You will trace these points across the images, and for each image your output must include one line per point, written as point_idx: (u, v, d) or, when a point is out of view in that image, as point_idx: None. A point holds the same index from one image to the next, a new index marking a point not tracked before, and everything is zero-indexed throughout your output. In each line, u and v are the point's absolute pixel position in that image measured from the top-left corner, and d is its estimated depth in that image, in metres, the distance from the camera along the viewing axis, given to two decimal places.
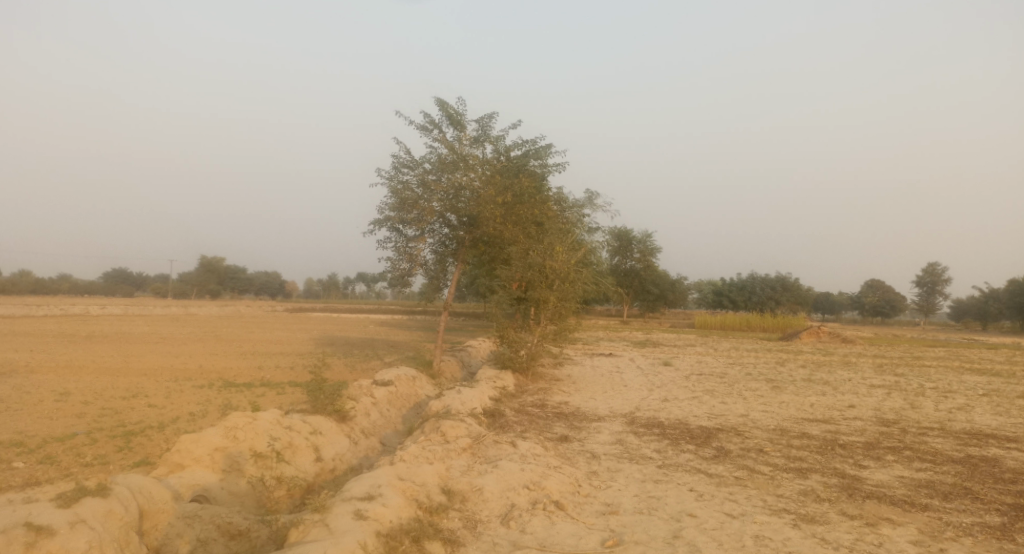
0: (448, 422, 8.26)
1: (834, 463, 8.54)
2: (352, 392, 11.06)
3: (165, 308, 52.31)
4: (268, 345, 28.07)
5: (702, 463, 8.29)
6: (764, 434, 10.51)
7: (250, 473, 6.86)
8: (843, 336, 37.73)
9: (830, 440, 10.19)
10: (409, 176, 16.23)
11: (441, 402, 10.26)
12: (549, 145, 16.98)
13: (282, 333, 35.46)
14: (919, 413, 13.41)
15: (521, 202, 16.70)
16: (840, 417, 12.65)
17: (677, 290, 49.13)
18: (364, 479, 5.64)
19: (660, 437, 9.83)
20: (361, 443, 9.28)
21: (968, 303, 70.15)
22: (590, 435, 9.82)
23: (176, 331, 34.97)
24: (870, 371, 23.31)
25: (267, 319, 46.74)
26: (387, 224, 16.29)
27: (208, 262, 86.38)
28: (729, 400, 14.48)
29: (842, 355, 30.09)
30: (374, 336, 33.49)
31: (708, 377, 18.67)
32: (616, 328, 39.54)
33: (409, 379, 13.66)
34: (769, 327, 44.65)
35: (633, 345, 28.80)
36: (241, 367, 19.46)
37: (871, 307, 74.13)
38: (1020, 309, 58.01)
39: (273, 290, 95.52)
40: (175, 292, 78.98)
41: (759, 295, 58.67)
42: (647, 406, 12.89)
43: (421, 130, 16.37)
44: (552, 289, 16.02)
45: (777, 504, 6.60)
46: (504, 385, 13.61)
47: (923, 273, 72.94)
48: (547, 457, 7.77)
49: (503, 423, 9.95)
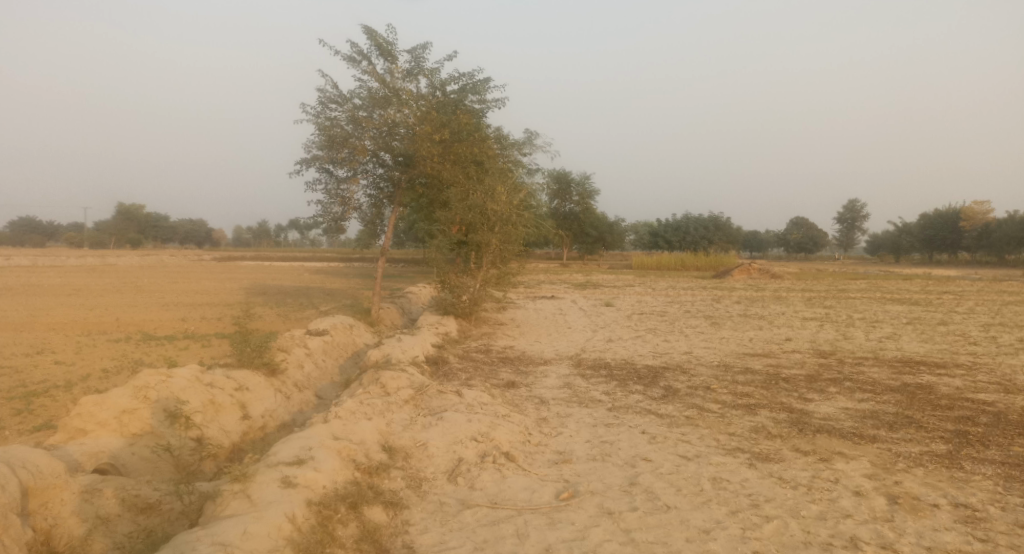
0: (387, 373, 7.74)
1: (781, 398, 8.52)
2: (285, 344, 10.37)
3: (79, 260, 49.02)
4: (193, 296, 26.64)
5: (652, 404, 8.10)
6: (710, 371, 10.48)
7: (166, 437, 6.21)
8: (773, 272, 38.90)
9: (773, 375, 10.23)
10: (337, 112, 15.13)
11: (380, 351, 9.72)
12: (487, 79, 16.08)
13: (209, 284, 33.81)
14: (853, 344, 13.75)
15: (459, 139, 15.82)
16: (780, 351, 12.83)
17: (615, 232, 49.42)
18: (293, 441, 5.09)
19: (608, 379, 9.63)
20: (295, 398, 8.69)
21: (885, 238, 73.77)
22: (538, 379, 9.52)
23: (92, 282, 32.75)
24: (802, 305, 24.05)
25: (194, 269, 44.61)
26: (315, 164, 15.24)
27: (126, 211, 81.39)
28: (672, 338, 14.49)
29: (774, 291, 31.00)
30: (309, 284, 32.30)
31: (649, 316, 18.75)
32: (555, 270, 39.50)
33: (345, 328, 13.03)
34: (702, 266, 45.64)
35: (574, 287, 28.77)
36: (163, 320, 18.29)
37: (797, 243, 77.01)
38: (931, 242, 61.40)
39: (200, 240, 91.36)
40: (91, 242, 74.28)
41: (693, 235, 59.86)
42: (592, 347, 12.72)
43: (348, 61, 15.20)
44: (494, 232, 15.48)
45: (731, 444, 6.44)
46: (446, 330, 13.16)
47: (845, 210, 75.98)
48: (494, 405, 7.39)
49: (446, 371, 9.51)
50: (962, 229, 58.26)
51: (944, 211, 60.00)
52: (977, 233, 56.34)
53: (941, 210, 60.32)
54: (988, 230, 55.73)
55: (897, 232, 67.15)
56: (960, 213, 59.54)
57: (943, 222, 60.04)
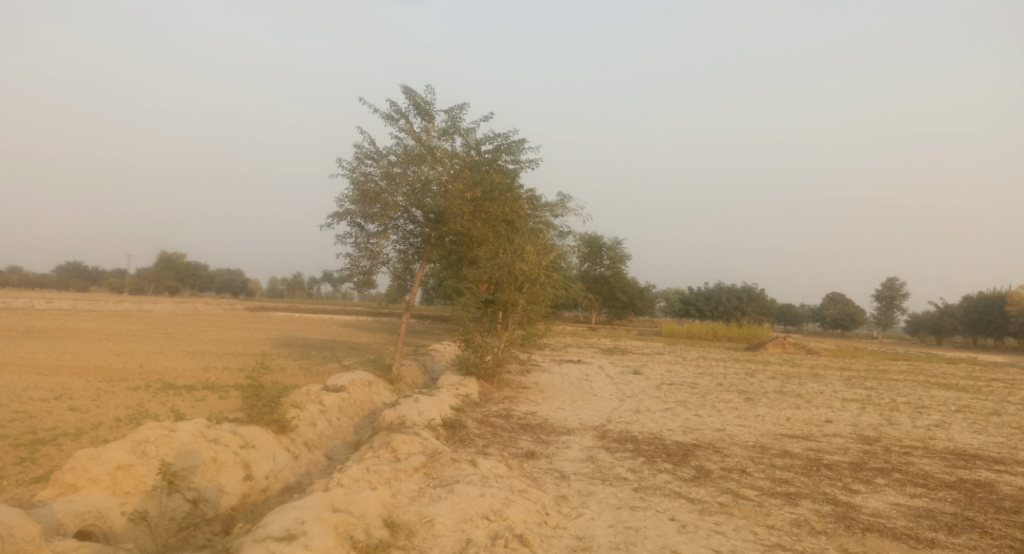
0: (400, 437, 7.32)
1: (824, 488, 7.82)
2: (299, 400, 10.03)
3: (116, 304, 49.88)
4: (220, 345, 26.68)
5: (682, 486, 7.49)
6: (744, 451, 9.80)
7: (159, 496, 5.86)
8: (808, 347, 37.66)
9: (814, 460, 9.50)
10: (372, 168, 15.22)
11: (396, 412, 9.32)
12: (522, 140, 16.10)
13: (237, 332, 33.95)
14: (899, 430, 12.87)
15: (491, 198, 15.75)
16: (820, 433, 12.03)
17: (645, 298, 48.79)
18: (286, 512, 4.68)
19: (635, 454, 9.03)
20: (303, 458, 8.28)
21: (925, 318, 71.48)
22: (560, 451, 8.97)
23: (124, 326, 33.11)
24: (841, 384, 22.98)
25: (225, 317, 45.07)
26: (347, 217, 15.26)
27: (167, 257, 83.57)
28: (703, 412, 13.79)
29: (810, 367, 29.85)
30: (335, 337, 32.19)
31: (679, 387, 18.03)
32: (584, 335, 38.86)
33: (364, 384, 12.67)
34: (735, 337, 44.50)
35: (601, 353, 28.08)
36: (186, 367, 18.16)
37: (833, 318, 75.09)
38: (974, 324, 59.21)
39: (235, 288, 93.04)
40: (131, 286, 76.04)
41: (725, 305, 58.79)
42: (619, 418, 12.12)
43: (386, 119, 15.39)
44: (522, 292, 15.18)
45: (770, 539, 5.82)
46: (467, 392, 12.71)
47: (883, 287, 74.16)
48: (511, 477, 6.89)
49: (463, 437, 9.04)
50: (1007, 313, 56.18)
51: (988, 293, 58.05)
52: None
53: (985, 291, 58.37)
54: None
55: (938, 312, 65.05)
56: (1005, 295, 57.57)
57: (987, 304, 58.03)
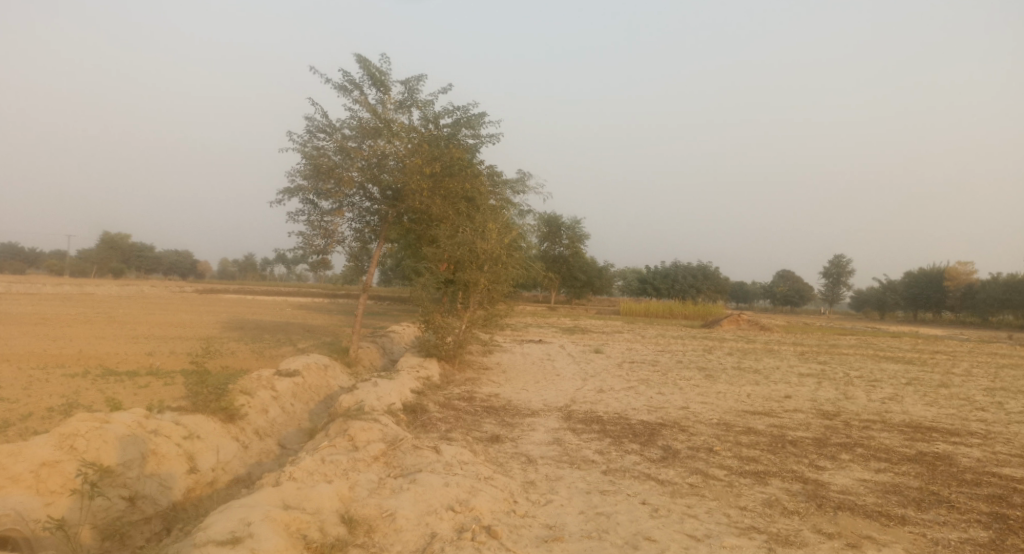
0: (357, 424, 6.92)
1: (791, 465, 7.75)
2: (249, 386, 9.51)
3: (56, 286, 47.61)
4: (167, 329, 25.64)
5: (651, 468, 7.31)
6: (710, 429, 9.71)
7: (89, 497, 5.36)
8: (762, 324, 38.42)
9: (778, 437, 9.47)
10: (325, 141, 14.56)
11: (353, 397, 8.90)
12: (482, 113, 15.61)
13: (186, 315, 32.73)
14: (856, 405, 13.05)
15: (451, 174, 15.27)
16: (781, 409, 12.08)
17: (604, 277, 49.00)
18: (231, 512, 4.26)
19: (601, 435, 8.83)
20: (253, 449, 7.81)
21: (870, 294, 73.92)
22: (524, 434, 8.70)
23: (64, 310, 31.55)
24: (795, 360, 23.41)
25: (173, 300, 43.48)
26: (300, 194, 14.59)
27: (111, 239, 80.32)
28: (666, 390, 13.74)
29: (765, 343, 30.40)
30: (289, 319, 31.31)
31: (641, 366, 18.01)
32: (543, 314, 38.78)
33: (319, 368, 12.17)
34: (691, 314, 45.15)
35: (561, 332, 27.97)
36: (130, 353, 17.30)
37: (784, 296, 77.02)
38: (915, 300, 61.49)
39: (183, 270, 90.12)
40: (73, 269, 72.81)
41: (681, 283, 59.58)
42: (582, 398, 11.95)
43: (339, 90, 14.72)
44: (483, 271, 14.82)
45: (743, 521, 5.66)
46: (428, 374, 12.33)
47: (831, 265, 76.33)
48: (476, 464, 6.58)
49: (425, 422, 8.69)
50: (947, 288, 58.47)
51: (929, 270, 60.27)
52: (962, 293, 56.61)
53: (926, 268, 60.58)
54: (972, 291, 56.02)
55: (882, 289, 67.35)
56: (945, 272, 59.93)
57: (928, 280, 60.29)
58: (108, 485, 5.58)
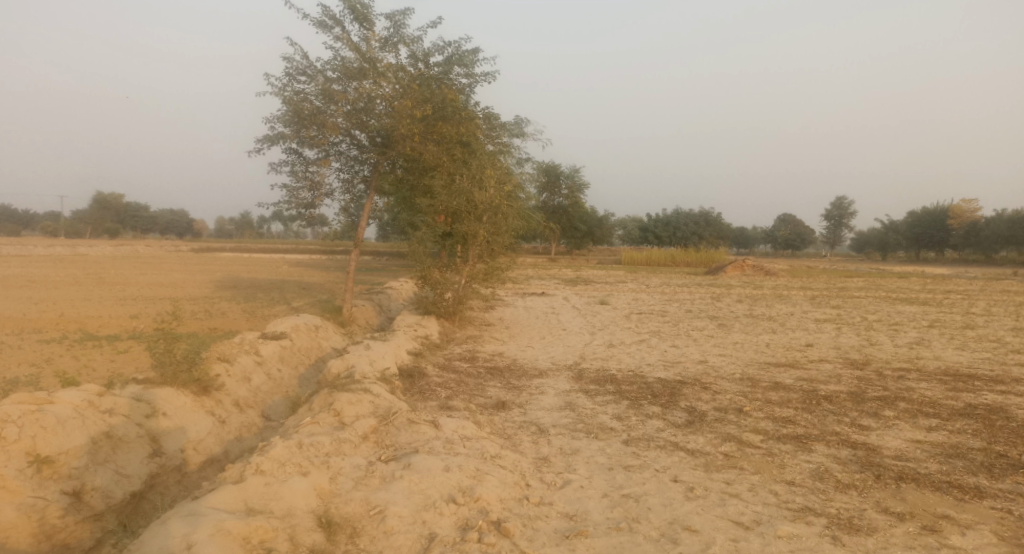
0: (344, 397, 6.06)
1: (832, 427, 6.93)
2: (229, 353, 8.65)
3: (48, 248, 46.70)
4: (158, 289, 24.80)
5: (677, 435, 6.50)
6: (734, 386, 8.92)
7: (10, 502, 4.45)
8: (767, 268, 37.51)
9: (811, 392, 8.66)
10: (306, 85, 13.38)
11: (343, 362, 8.06)
12: (475, 49, 14.35)
13: (179, 275, 31.86)
14: (883, 352, 12.21)
15: (444, 117, 14.12)
16: (805, 360, 11.26)
17: (604, 226, 47.90)
18: (176, 526, 3.41)
19: (617, 397, 8.01)
20: (232, 424, 7.00)
21: (872, 235, 72.95)
22: (533, 399, 7.87)
23: (52, 272, 30.63)
24: (807, 305, 22.63)
25: (167, 259, 42.65)
26: (281, 142, 13.49)
27: (103, 199, 79.06)
28: (680, 343, 12.92)
29: (773, 289, 29.58)
30: (283, 277, 30.41)
31: (650, 317, 17.21)
32: (543, 265, 37.86)
33: (310, 329, 11.34)
34: (693, 261, 44.26)
35: (564, 283, 27.15)
36: (113, 316, 16.45)
37: (785, 240, 76.01)
38: (918, 240, 60.57)
39: (180, 231, 89.16)
40: (68, 231, 71.46)
41: (683, 230, 58.54)
42: (593, 354, 11.16)
43: (318, 27, 13.46)
44: (482, 222, 13.89)
45: (795, 501, 4.85)
46: (426, 334, 11.49)
47: (833, 207, 75.07)
48: (481, 438, 5.75)
49: (422, 388, 7.87)
50: (951, 227, 57.48)
51: (933, 209, 59.19)
52: (965, 231, 55.69)
53: (930, 207, 59.47)
54: (976, 228, 54.97)
55: (885, 229, 66.34)
56: (948, 210, 58.75)
57: (932, 220, 59.29)
58: (49, 479, 4.75)
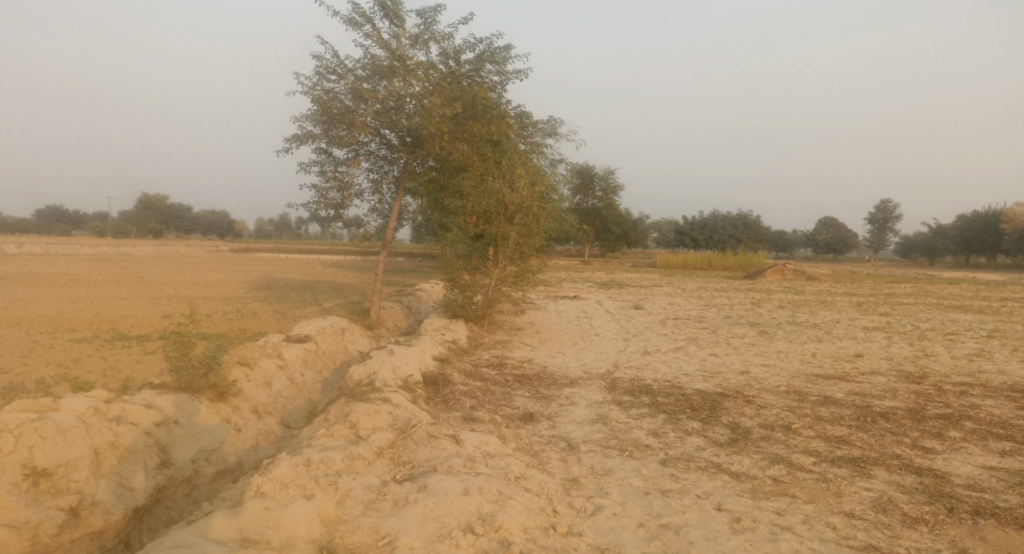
0: (361, 408, 5.70)
1: (891, 449, 6.32)
2: (249, 357, 8.40)
3: (93, 248, 47.96)
4: (193, 289, 25.03)
5: (719, 455, 5.98)
6: (780, 400, 8.33)
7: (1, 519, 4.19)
8: (808, 273, 36.21)
9: (864, 408, 8.02)
10: (335, 83, 13.16)
11: (365, 368, 7.72)
12: (507, 46, 13.96)
13: (215, 275, 32.21)
14: (940, 365, 11.39)
15: (474, 116, 13.77)
16: (855, 372, 10.56)
17: (638, 229, 47.05)
18: None
19: (654, 410, 7.51)
20: (248, 432, 6.71)
21: (918, 239, 70.41)
22: (563, 411, 7.41)
23: (94, 271, 31.25)
24: (852, 311, 21.65)
25: (206, 259, 43.35)
26: (310, 142, 13.29)
27: (147, 200, 81.09)
28: (719, 351, 12.30)
29: (815, 294, 28.50)
30: (317, 278, 30.52)
31: (687, 322, 16.59)
32: (576, 268, 37.30)
33: (335, 332, 11.08)
34: (730, 265, 43.14)
35: (598, 286, 26.58)
36: (146, 315, 16.49)
37: (826, 244, 73.83)
38: (967, 244, 58.14)
39: (221, 232, 90.98)
40: (114, 231, 73.39)
41: (720, 233, 57.23)
42: (627, 362, 10.66)
43: (349, 25, 13.24)
44: (513, 224, 13.49)
45: (856, 538, 4.30)
46: (453, 338, 11.12)
47: (876, 210, 72.63)
48: (506, 456, 5.31)
49: (446, 398, 7.50)
50: (1003, 232, 54.98)
51: (984, 212, 56.73)
52: (1018, 236, 53.12)
53: (981, 211, 57.01)
54: None
55: (932, 234, 63.89)
56: (1001, 213, 56.16)
57: (982, 223, 56.83)
58: (45, 493, 4.49)
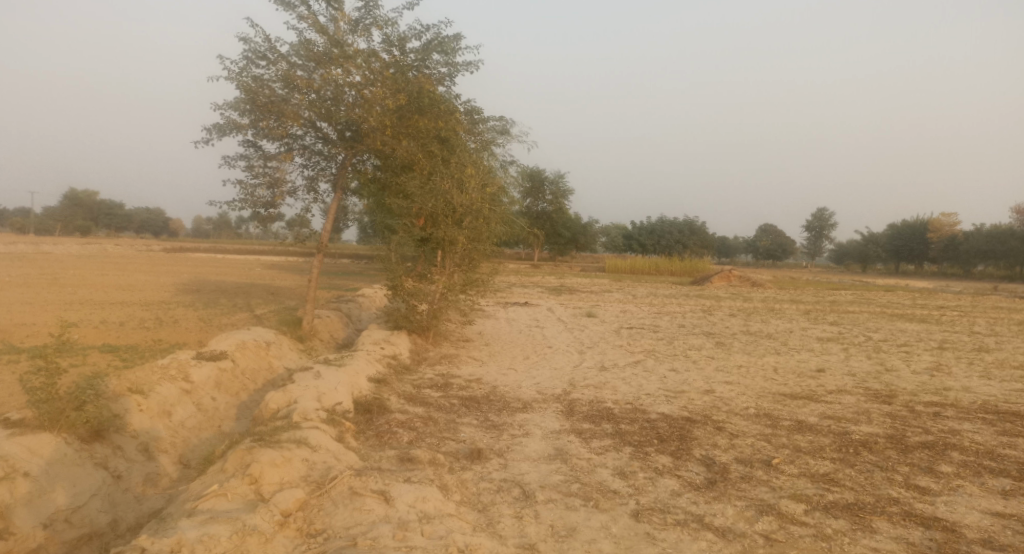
0: (267, 456, 4.61)
1: (886, 490, 5.58)
2: (144, 381, 7.11)
3: (8, 245, 44.42)
4: (112, 292, 23.02)
5: (697, 504, 5.11)
6: (752, 426, 7.59)
7: None
8: (754, 279, 36.36)
9: (843, 435, 7.33)
10: (265, 69, 11.88)
11: (284, 395, 6.57)
12: (457, 34, 12.93)
13: (141, 276, 29.97)
14: (905, 381, 10.90)
15: (421, 109, 12.69)
16: (823, 390, 9.95)
17: (588, 234, 46.65)
18: None
19: (618, 443, 6.62)
20: (131, 479, 5.51)
21: (851, 247, 72.64)
22: (516, 445, 6.43)
23: (4, 272, 28.61)
24: (802, 320, 21.42)
25: (135, 259, 40.71)
26: (235, 133, 11.96)
27: (75, 196, 76.66)
28: (678, 366, 11.57)
29: (763, 301, 28.43)
30: (253, 280, 28.72)
31: (642, 332, 15.91)
32: (526, 273, 36.51)
33: (260, 346, 9.86)
34: (677, 271, 43.11)
35: (548, 292, 25.80)
36: (48, 324, 14.73)
37: (767, 251, 75.38)
38: (897, 252, 60.02)
39: (155, 229, 86.75)
40: (37, 228, 68.80)
41: (667, 239, 57.53)
42: (584, 380, 9.79)
43: (280, 5, 11.99)
44: (461, 228, 12.48)
45: None
46: (393, 353, 10.02)
47: (813, 218, 74.43)
48: (447, 517, 4.30)
49: (379, 430, 6.42)
50: (930, 241, 56.96)
51: (914, 222, 58.71)
52: (944, 245, 55.01)
53: (911, 220, 58.96)
54: (954, 242, 54.33)
55: (866, 242, 65.86)
56: (929, 223, 58.18)
57: (911, 232, 58.79)
58: None
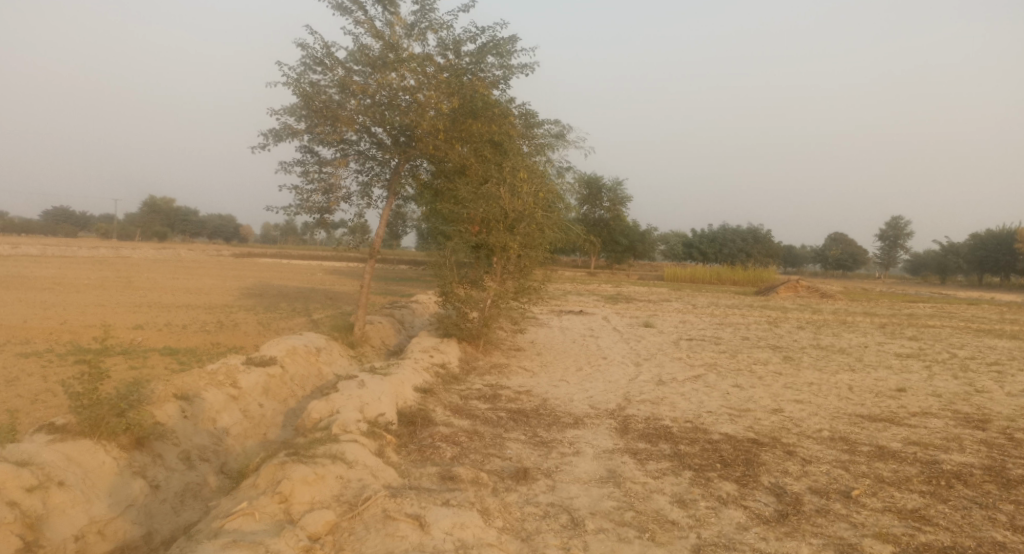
0: (299, 473, 4.36)
1: (988, 533, 4.88)
2: (191, 386, 7.04)
3: (91, 249, 46.86)
4: (180, 295, 23.75)
5: (766, 541, 4.57)
6: (827, 451, 6.92)
7: None
8: (823, 290, 34.64)
9: (932, 465, 6.59)
10: (321, 74, 11.90)
11: (326, 405, 6.35)
12: (513, 37, 12.67)
13: (207, 280, 30.94)
14: (999, 405, 9.90)
15: (475, 113, 12.47)
16: (906, 412, 9.11)
17: (646, 241, 45.64)
18: None
19: (677, 466, 6.11)
20: (169, 490, 5.38)
21: (928, 257, 68.72)
22: (565, 464, 6.00)
23: (83, 274, 30.01)
24: (877, 335, 20.09)
25: (205, 263, 42.16)
26: (291, 138, 12.01)
27: (152, 203, 80.55)
28: (742, 381, 10.88)
29: (833, 314, 26.97)
30: (313, 285, 29.20)
31: (702, 344, 15.19)
32: (582, 281, 35.90)
33: (310, 352, 9.77)
34: (740, 280, 41.63)
35: (605, 301, 25.19)
36: (115, 326, 15.16)
37: (836, 260, 72.14)
38: (980, 263, 56.30)
39: (226, 236, 90.18)
40: (118, 233, 72.53)
41: (729, 247, 55.70)
42: (640, 394, 9.26)
43: (337, 10, 12.01)
44: (514, 234, 12.15)
45: None
46: (442, 362, 9.76)
47: (886, 226, 70.80)
48: (486, 547, 3.94)
49: (422, 445, 6.11)
50: (1016, 251, 53.18)
51: (998, 231, 55.01)
52: None
53: (995, 229, 55.26)
54: None
55: (945, 252, 62.15)
56: (1016, 233, 54.37)
57: (995, 242, 55.07)
58: None
